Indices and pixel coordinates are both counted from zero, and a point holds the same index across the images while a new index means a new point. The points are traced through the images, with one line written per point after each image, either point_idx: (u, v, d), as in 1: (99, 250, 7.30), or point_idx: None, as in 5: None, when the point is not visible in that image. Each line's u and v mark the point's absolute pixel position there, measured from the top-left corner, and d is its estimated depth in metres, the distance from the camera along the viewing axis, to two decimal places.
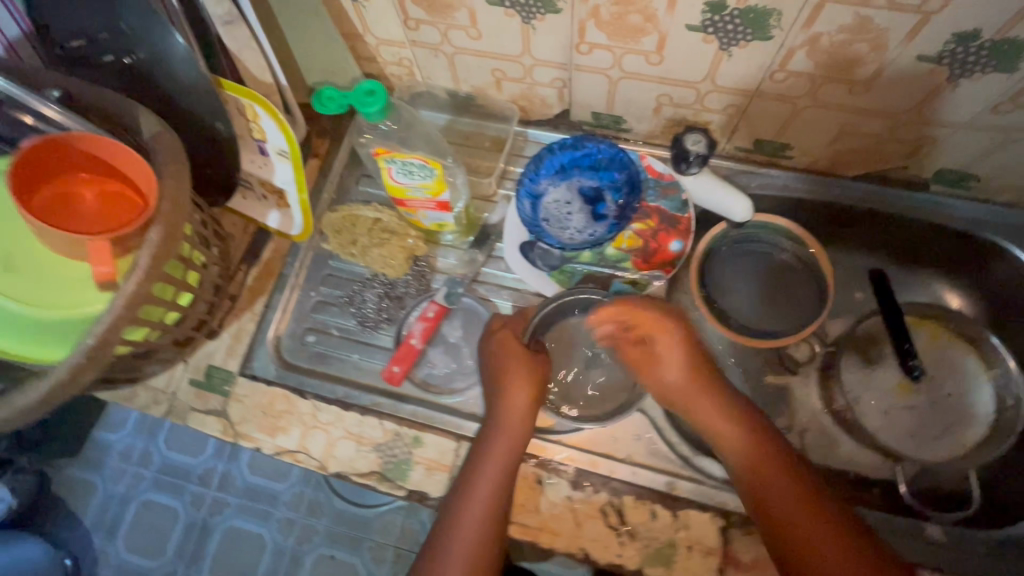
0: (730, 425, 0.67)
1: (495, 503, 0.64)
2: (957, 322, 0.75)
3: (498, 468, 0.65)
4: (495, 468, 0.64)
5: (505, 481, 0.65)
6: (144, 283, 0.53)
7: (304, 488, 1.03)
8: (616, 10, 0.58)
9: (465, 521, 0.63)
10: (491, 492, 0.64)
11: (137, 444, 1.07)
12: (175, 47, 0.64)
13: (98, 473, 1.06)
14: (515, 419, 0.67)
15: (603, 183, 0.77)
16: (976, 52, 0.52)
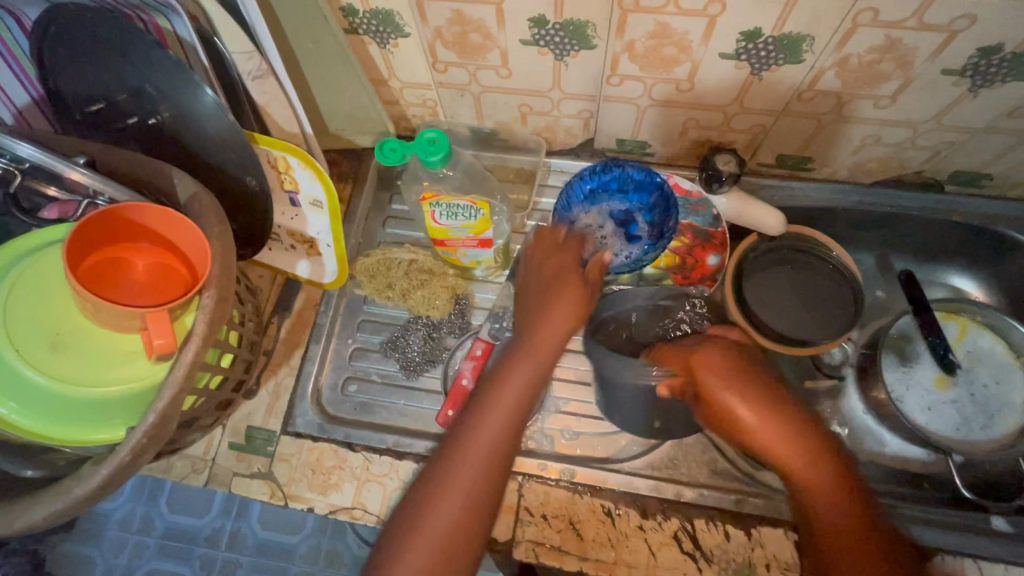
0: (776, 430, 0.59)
1: (489, 454, 0.54)
2: (985, 314, 0.77)
3: (504, 419, 0.56)
4: (508, 405, 0.56)
5: (517, 421, 0.56)
6: (203, 350, 0.51)
7: (321, 538, 0.88)
8: (651, 44, 0.60)
9: (451, 472, 0.54)
10: (493, 442, 0.55)
11: (136, 510, 0.88)
12: (202, 103, 0.62)
13: (89, 545, 0.89)
14: (543, 338, 0.60)
15: (632, 203, 0.76)
16: (998, 64, 0.56)
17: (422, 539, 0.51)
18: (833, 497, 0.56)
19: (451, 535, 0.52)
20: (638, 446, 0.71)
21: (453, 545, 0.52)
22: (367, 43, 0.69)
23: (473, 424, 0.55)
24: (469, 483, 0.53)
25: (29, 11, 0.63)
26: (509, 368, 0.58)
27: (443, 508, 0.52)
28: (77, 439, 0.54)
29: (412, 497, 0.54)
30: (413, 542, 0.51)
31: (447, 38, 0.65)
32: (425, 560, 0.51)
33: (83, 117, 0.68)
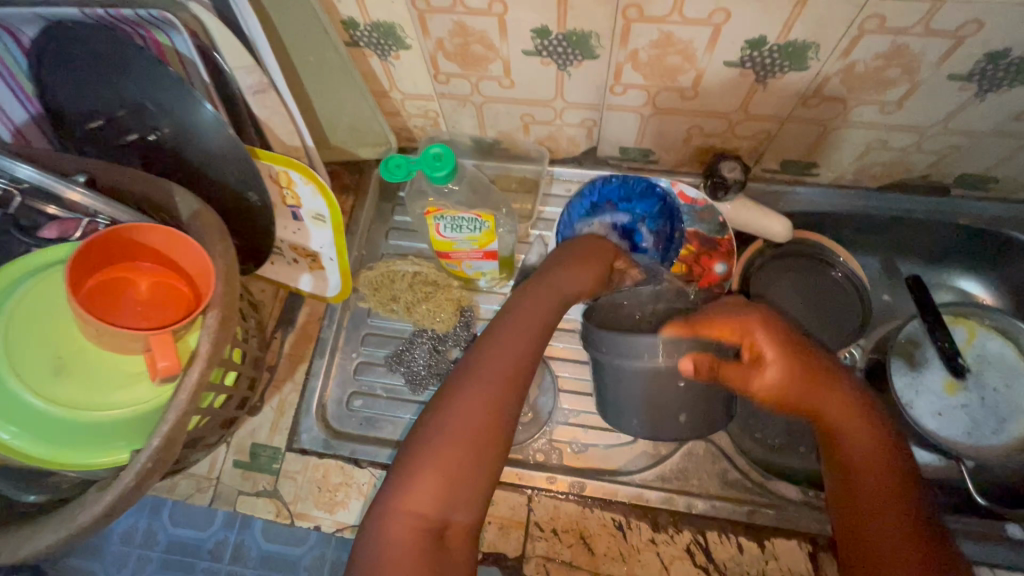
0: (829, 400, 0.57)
1: (517, 354, 0.57)
2: (992, 317, 0.77)
3: (520, 346, 0.58)
4: (518, 344, 0.58)
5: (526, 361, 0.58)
6: (207, 372, 0.50)
7: None
8: (655, 53, 0.60)
9: (478, 374, 0.55)
10: (506, 373, 0.56)
11: None
12: (202, 119, 0.62)
13: None
14: (553, 293, 0.64)
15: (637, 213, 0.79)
16: (1006, 68, 0.55)
17: (443, 440, 0.52)
18: (870, 453, 0.54)
19: (479, 429, 0.53)
20: (647, 458, 0.70)
21: (481, 442, 0.52)
22: (368, 56, 0.68)
23: (501, 335, 0.59)
24: (498, 384, 0.55)
25: (27, 29, 0.62)
26: (536, 294, 0.63)
27: (471, 404, 0.53)
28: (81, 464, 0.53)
29: (432, 408, 0.55)
30: (429, 453, 0.51)
31: (449, 49, 0.64)
32: (448, 457, 0.51)
33: (82, 133, 0.67)
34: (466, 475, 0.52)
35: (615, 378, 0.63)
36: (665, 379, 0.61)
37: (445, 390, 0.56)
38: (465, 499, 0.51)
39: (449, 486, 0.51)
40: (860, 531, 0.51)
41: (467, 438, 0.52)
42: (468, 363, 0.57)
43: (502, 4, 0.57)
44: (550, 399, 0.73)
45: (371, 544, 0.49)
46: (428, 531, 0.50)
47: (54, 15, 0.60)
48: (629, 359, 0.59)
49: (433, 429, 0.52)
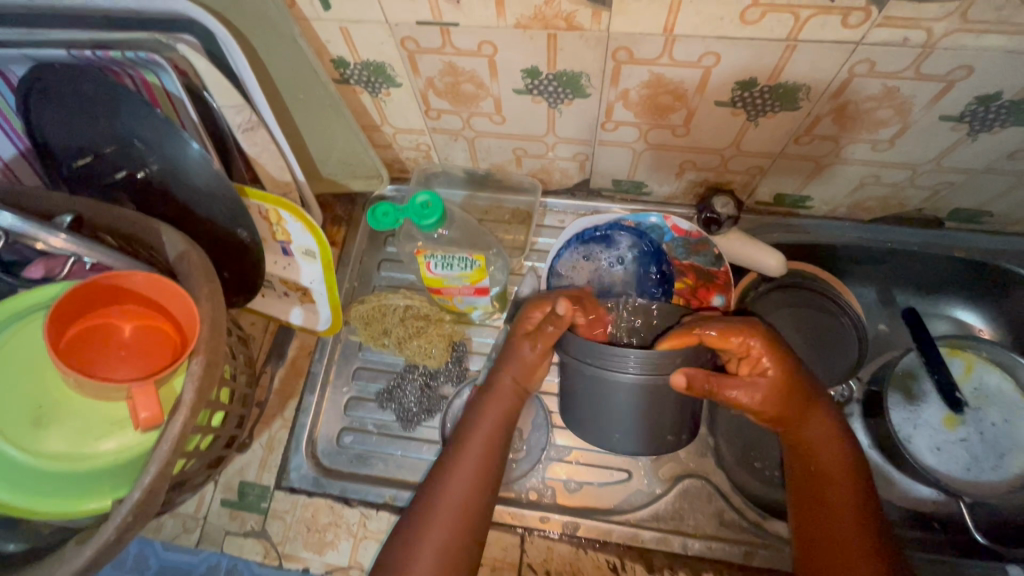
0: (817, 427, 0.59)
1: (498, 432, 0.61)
2: (990, 350, 0.76)
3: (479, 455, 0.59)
4: (477, 455, 0.59)
5: (489, 473, 0.58)
6: (191, 421, 0.49)
7: None
8: (646, 93, 0.60)
9: (465, 456, 0.58)
10: (467, 489, 0.57)
11: None
12: (189, 156, 0.61)
13: None
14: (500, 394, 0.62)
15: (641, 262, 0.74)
16: (997, 110, 0.55)
17: (438, 520, 0.55)
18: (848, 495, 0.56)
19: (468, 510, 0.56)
20: (642, 497, 0.69)
21: (469, 521, 0.55)
22: (358, 92, 0.68)
23: (483, 411, 0.62)
24: (482, 466, 0.58)
25: (15, 69, 0.62)
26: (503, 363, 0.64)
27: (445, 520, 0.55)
28: (68, 515, 0.52)
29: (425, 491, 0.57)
30: (426, 535, 0.54)
31: (439, 87, 0.64)
32: (443, 540, 0.54)
33: (74, 170, 0.67)
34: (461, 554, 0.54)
35: (597, 392, 0.60)
36: (652, 391, 0.58)
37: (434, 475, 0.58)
38: None
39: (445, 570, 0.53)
40: (833, 574, 0.53)
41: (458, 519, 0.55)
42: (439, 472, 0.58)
43: (492, 46, 0.56)
44: (543, 435, 0.72)
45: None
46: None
47: (41, 56, 0.59)
48: (615, 371, 0.56)
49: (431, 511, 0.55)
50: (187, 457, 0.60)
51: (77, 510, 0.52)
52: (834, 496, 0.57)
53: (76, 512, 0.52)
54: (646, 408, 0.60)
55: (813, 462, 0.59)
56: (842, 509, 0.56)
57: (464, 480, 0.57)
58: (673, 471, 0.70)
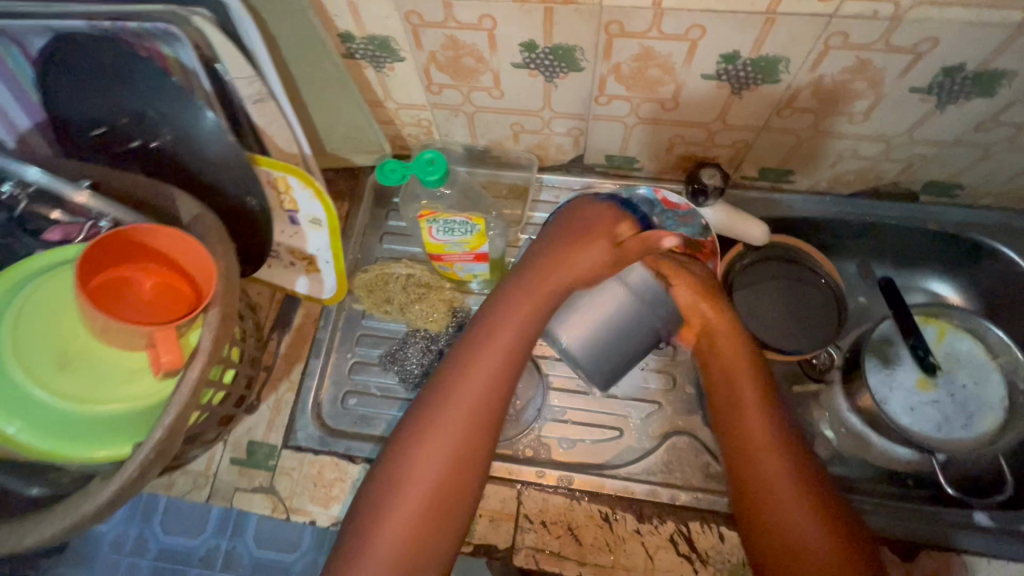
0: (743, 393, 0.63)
1: (506, 344, 0.63)
2: (962, 317, 0.80)
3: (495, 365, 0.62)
4: (492, 364, 0.62)
5: (504, 381, 0.62)
6: (208, 366, 0.52)
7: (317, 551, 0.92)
8: (637, 66, 0.63)
9: (481, 364, 0.62)
10: (481, 392, 0.61)
11: None
12: (204, 123, 0.65)
13: None
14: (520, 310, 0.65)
15: None
16: (962, 82, 0.59)
17: (436, 430, 0.59)
18: (779, 461, 0.59)
19: (471, 420, 0.59)
20: (633, 453, 0.73)
21: (478, 423, 0.60)
22: (364, 67, 0.71)
23: (501, 326, 0.64)
24: (486, 378, 0.61)
25: (34, 40, 0.64)
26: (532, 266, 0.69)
27: (454, 420, 0.59)
28: (87, 459, 0.55)
29: (425, 402, 0.61)
30: (433, 434, 0.58)
31: (441, 62, 0.68)
32: (454, 435, 0.59)
33: (87, 140, 0.70)
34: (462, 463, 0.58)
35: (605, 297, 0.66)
36: (643, 332, 0.67)
37: (437, 387, 0.61)
38: (458, 490, 0.58)
39: (445, 476, 0.58)
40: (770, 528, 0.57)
41: (458, 428, 0.59)
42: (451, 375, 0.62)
43: (492, 20, 0.60)
44: (540, 396, 0.76)
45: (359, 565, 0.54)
46: (427, 516, 0.56)
47: (61, 27, 0.61)
48: (648, 299, 0.67)
49: (431, 422, 0.59)
50: (201, 410, 0.63)
51: (98, 453, 0.55)
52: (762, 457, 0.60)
53: (96, 456, 0.55)
54: (619, 349, 0.67)
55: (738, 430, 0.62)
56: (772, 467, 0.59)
57: (464, 409, 0.60)
58: (662, 429, 0.74)
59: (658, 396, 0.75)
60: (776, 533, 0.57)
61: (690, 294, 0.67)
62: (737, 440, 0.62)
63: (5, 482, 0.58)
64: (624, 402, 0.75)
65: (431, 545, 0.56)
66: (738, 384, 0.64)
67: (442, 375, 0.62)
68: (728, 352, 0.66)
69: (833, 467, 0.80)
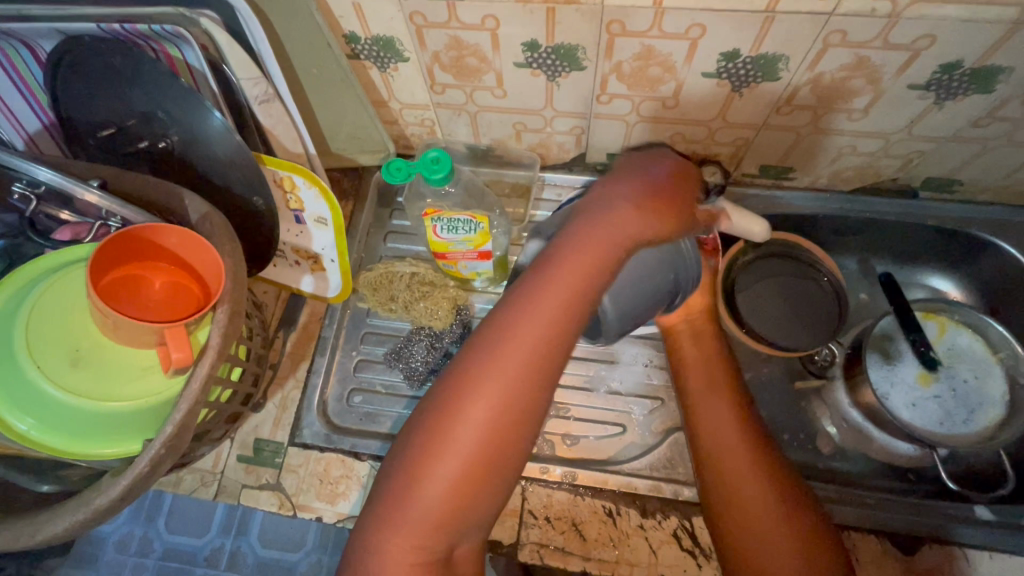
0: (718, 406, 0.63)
1: (575, 289, 0.51)
2: (963, 313, 0.80)
3: (554, 315, 0.50)
4: (549, 314, 0.50)
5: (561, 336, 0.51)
6: (217, 363, 0.53)
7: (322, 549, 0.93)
8: (638, 65, 0.64)
9: (536, 316, 0.51)
10: (533, 349, 0.50)
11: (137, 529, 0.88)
12: (210, 124, 0.65)
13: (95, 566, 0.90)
14: (588, 247, 0.52)
15: None
16: (959, 78, 0.60)
17: (490, 387, 0.49)
18: (733, 432, 0.62)
19: (531, 379, 0.50)
20: (637, 448, 0.73)
21: (530, 386, 0.50)
22: (368, 67, 0.72)
23: (561, 268, 0.52)
24: (549, 328, 0.51)
25: (45, 44, 0.66)
26: (626, 196, 0.55)
27: (501, 381, 0.50)
28: (98, 456, 0.56)
29: (476, 354, 0.51)
30: (475, 397, 0.49)
31: (445, 62, 0.68)
32: (500, 396, 0.49)
33: (97, 141, 0.71)
34: (519, 430, 0.50)
35: (661, 264, 0.61)
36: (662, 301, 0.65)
37: (491, 336, 0.51)
38: (503, 461, 0.50)
39: (498, 444, 0.50)
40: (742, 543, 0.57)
41: (517, 390, 0.50)
42: (501, 326, 0.51)
43: (494, 20, 0.61)
44: None
45: (388, 533, 0.50)
46: (477, 485, 0.50)
47: (71, 30, 0.63)
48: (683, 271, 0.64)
49: (484, 382, 0.50)
50: (209, 408, 0.64)
51: (108, 450, 0.56)
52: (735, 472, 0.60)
53: (106, 452, 0.56)
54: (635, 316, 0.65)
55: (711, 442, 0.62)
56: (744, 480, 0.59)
57: (514, 367, 0.49)
58: (665, 425, 0.74)
59: (661, 392, 0.76)
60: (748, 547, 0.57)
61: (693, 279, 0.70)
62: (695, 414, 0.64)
63: (16, 479, 0.58)
64: (627, 398, 0.76)
65: (474, 509, 0.51)
66: (695, 363, 0.67)
67: (489, 324, 0.52)
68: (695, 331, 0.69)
69: (835, 462, 0.80)
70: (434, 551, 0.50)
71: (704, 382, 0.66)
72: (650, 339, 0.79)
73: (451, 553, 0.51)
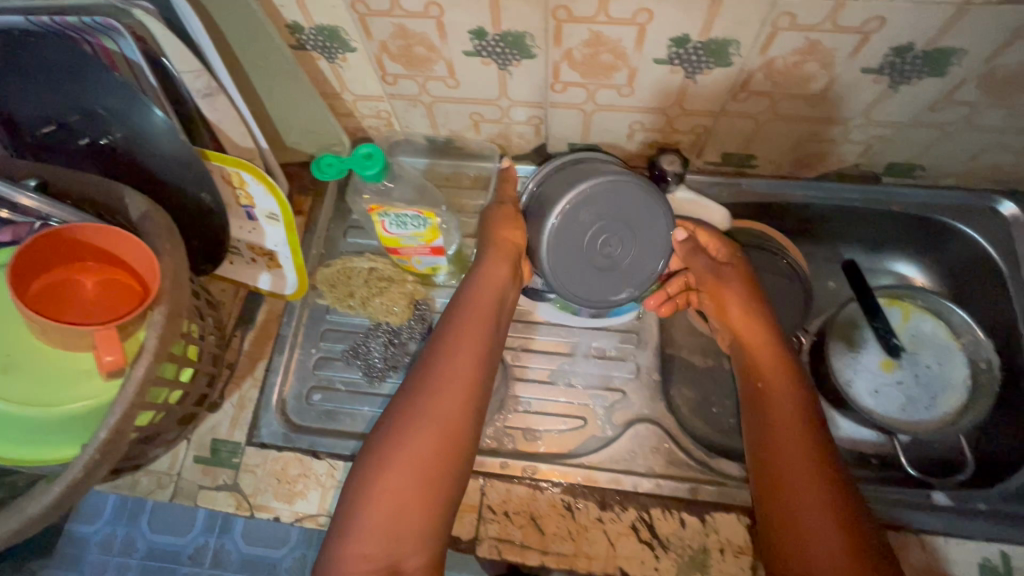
0: (785, 412, 0.63)
1: (484, 327, 0.64)
2: (924, 298, 0.80)
3: (470, 361, 0.62)
4: (465, 359, 0.61)
5: (477, 380, 0.61)
6: (154, 365, 0.52)
7: None
8: (588, 52, 0.63)
9: (454, 361, 0.61)
10: (457, 385, 0.60)
11: (114, 533, 0.83)
12: (153, 121, 0.64)
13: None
14: (482, 301, 0.66)
15: None
16: (913, 61, 0.58)
17: (428, 422, 0.57)
18: (806, 470, 0.58)
19: (457, 410, 0.59)
20: (597, 441, 0.73)
21: (457, 423, 0.58)
22: (315, 58, 0.70)
23: (463, 324, 0.64)
24: (474, 357, 0.62)
25: None
26: (492, 251, 0.69)
27: (437, 419, 0.58)
28: (43, 462, 0.55)
29: (407, 394, 0.59)
30: (415, 428, 0.57)
31: (393, 51, 0.67)
32: (434, 429, 0.57)
33: (38, 138, 0.68)
34: (446, 452, 0.56)
35: (557, 181, 0.67)
36: (582, 172, 0.65)
37: (422, 377, 0.60)
38: (444, 484, 0.56)
39: (435, 459, 0.56)
40: (799, 543, 0.55)
41: (449, 423, 0.58)
42: (428, 370, 0.61)
43: (438, 7, 0.59)
44: (504, 388, 0.76)
45: (347, 538, 0.53)
46: (416, 498, 0.54)
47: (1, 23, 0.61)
48: (559, 169, 0.68)
49: (417, 407, 0.58)
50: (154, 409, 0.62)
51: (51, 456, 0.55)
52: (794, 477, 0.58)
53: (54, 458, 0.56)
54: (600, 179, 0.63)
55: (764, 446, 0.62)
56: (800, 486, 0.57)
57: (442, 405, 0.58)
58: (626, 417, 0.74)
59: (623, 384, 0.76)
60: (802, 548, 0.55)
61: (737, 318, 0.73)
62: (767, 441, 0.62)
63: None
64: (587, 391, 0.75)
65: (413, 524, 0.54)
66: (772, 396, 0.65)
67: (422, 366, 0.61)
68: (773, 385, 0.66)
69: None
70: (381, 558, 0.52)
71: (783, 414, 0.63)
72: (613, 332, 0.78)
73: (399, 562, 0.52)
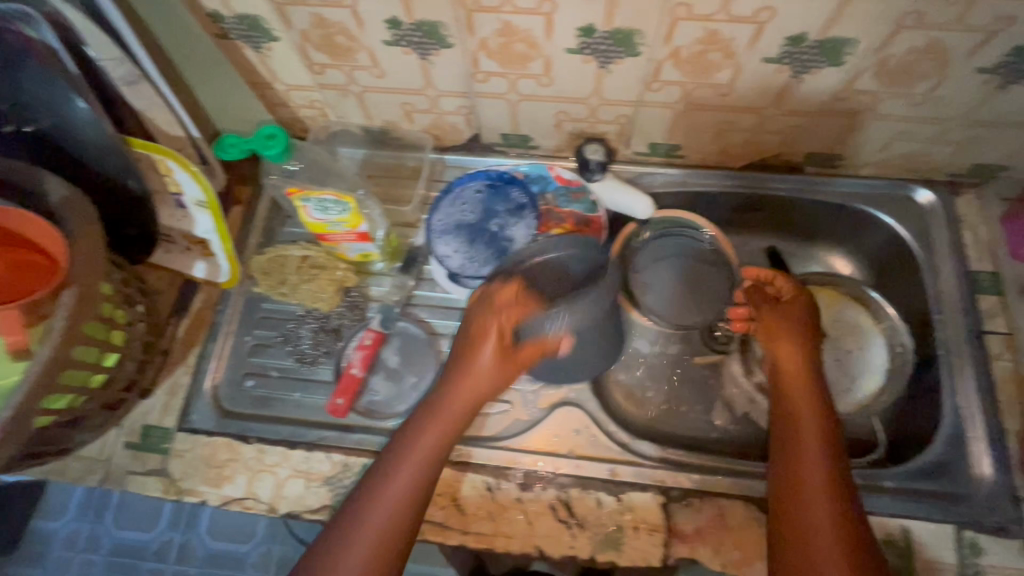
0: (816, 452, 0.60)
1: (450, 426, 0.64)
2: (849, 286, 0.83)
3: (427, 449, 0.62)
4: (424, 451, 0.62)
5: (432, 474, 0.62)
6: (60, 346, 0.53)
7: (271, 544, 1.05)
8: (502, 41, 0.64)
9: (415, 447, 0.62)
10: (413, 474, 0.61)
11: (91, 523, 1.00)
12: (77, 111, 0.64)
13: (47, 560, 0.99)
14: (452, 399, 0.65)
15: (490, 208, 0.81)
16: (810, 51, 0.61)
17: (382, 502, 0.59)
18: (823, 512, 0.56)
19: (410, 500, 0.60)
20: (521, 425, 0.74)
21: (411, 500, 0.59)
22: (241, 48, 0.72)
23: (429, 418, 0.64)
24: (436, 448, 0.63)
25: None
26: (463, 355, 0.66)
27: (392, 500, 0.59)
28: None
29: (375, 474, 0.61)
30: (370, 509, 0.58)
31: (315, 40, 0.68)
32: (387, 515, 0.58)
33: None
34: (396, 535, 0.58)
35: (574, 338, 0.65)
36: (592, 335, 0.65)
37: (390, 459, 0.62)
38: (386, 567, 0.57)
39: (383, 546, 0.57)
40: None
41: (401, 508, 0.59)
42: (397, 451, 0.62)
43: None
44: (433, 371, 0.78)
45: None
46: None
47: None
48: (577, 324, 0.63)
49: (379, 485, 0.60)
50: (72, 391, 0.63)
51: None
52: (808, 515, 0.56)
53: None
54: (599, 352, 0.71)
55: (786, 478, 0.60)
56: (821, 525, 0.55)
57: (399, 490, 0.60)
58: (552, 400, 0.76)
59: None
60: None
61: (789, 357, 0.69)
62: (790, 475, 0.60)
63: None
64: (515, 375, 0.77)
65: None
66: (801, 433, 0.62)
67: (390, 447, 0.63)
68: (805, 427, 0.63)
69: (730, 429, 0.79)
70: None
71: (810, 455, 0.60)
72: None
73: None
